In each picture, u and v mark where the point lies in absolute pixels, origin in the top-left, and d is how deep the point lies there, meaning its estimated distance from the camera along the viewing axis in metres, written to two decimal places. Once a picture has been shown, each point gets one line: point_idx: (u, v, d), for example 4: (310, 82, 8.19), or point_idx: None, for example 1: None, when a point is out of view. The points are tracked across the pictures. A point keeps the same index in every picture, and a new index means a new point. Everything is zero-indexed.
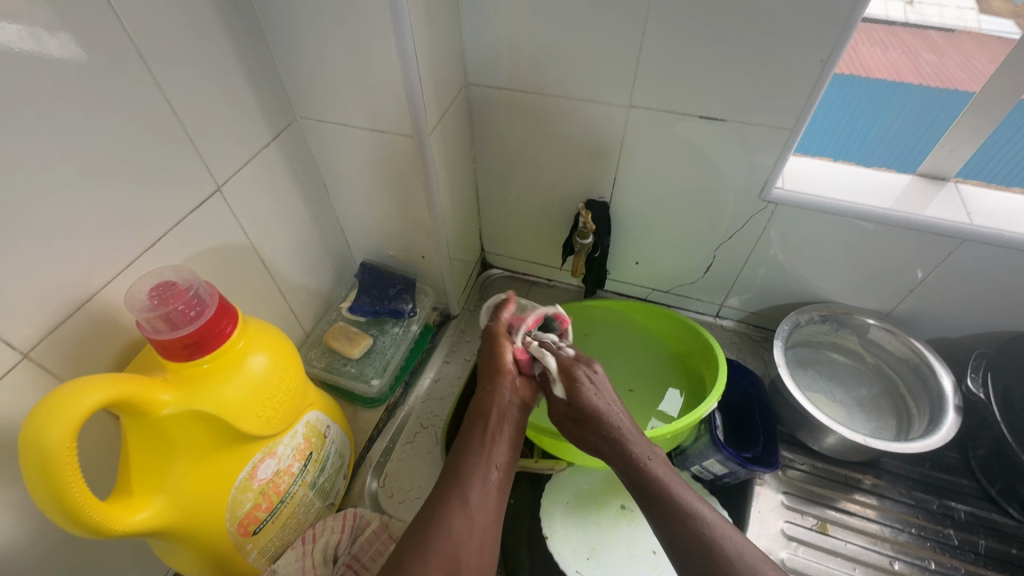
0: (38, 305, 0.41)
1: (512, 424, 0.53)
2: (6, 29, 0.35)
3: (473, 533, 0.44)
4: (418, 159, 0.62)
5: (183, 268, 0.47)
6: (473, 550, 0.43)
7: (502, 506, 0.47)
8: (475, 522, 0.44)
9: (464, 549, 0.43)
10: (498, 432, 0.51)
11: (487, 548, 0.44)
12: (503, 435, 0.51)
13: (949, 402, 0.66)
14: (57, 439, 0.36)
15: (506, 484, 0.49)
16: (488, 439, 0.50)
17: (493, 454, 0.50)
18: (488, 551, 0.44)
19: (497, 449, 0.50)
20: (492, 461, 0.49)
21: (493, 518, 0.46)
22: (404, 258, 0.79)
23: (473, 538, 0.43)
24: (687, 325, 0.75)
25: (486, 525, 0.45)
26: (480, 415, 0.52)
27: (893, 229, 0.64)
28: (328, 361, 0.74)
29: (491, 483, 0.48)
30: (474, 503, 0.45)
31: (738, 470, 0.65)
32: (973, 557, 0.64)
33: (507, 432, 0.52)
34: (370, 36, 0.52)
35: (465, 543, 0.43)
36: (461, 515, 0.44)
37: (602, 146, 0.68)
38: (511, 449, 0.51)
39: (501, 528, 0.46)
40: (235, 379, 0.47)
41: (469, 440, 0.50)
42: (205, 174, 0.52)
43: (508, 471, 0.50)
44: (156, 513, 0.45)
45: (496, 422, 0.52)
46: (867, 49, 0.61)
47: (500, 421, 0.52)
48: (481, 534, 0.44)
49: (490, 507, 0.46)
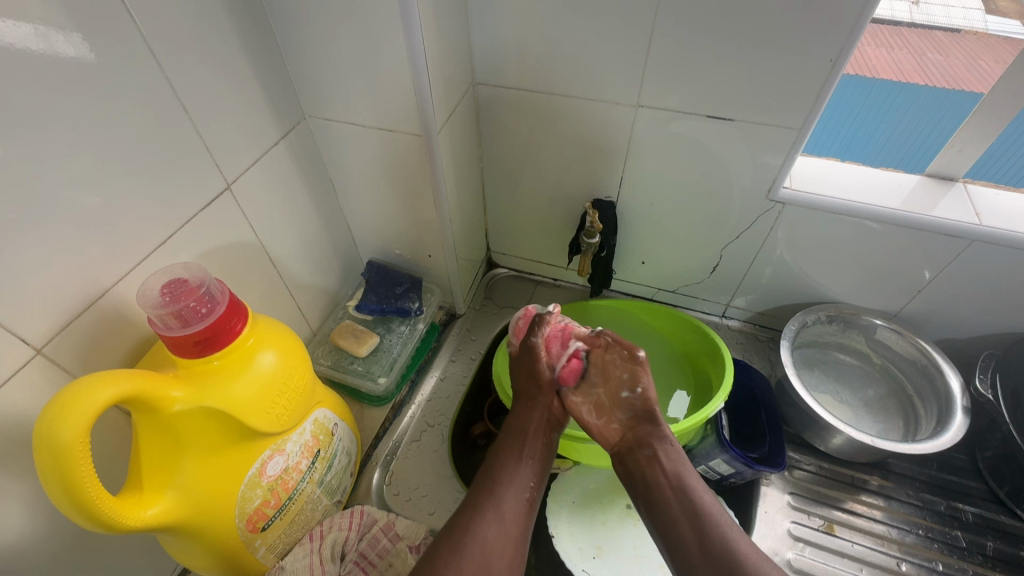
0: (51, 301, 0.41)
1: (546, 440, 0.55)
2: (19, 28, 0.35)
3: (506, 545, 0.47)
4: (425, 159, 0.62)
5: (193, 265, 0.48)
6: (504, 559, 0.46)
7: (530, 519, 0.50)
8: (507, 532, 0.48)
9: (496, 559, 0.46)
10: (533, 450, 0.54)
11: (516, 561, 0.47)
12: (536, 452, 0.54)
13: (958, 404, 0.66)
14: (71, 435, 0.36)
15: (537, 502, 0.52)
16: (522, 455, 0.53)
17: (527, 470, 0.52)
18: (517, 562, 0.47)
19: (529, 466, 0.53)
20: (526, 478, 0.52)
21: (521, 531, 0.49)
22: (410, 257, 0.79)
23: (505, 551, 0.47)
24: (694, 326, 0.75)
25: (515, 540, 0.48)
26: (517, 430, 0.55)
27: (902, 229, 0.64)
28: (335, 359, 0.74)
29: (523, 498, 0.50)
30: (507, 516, 0.48)
31: (744, 470, 0.65)
32: (981, 559, 0.64)
33: (541, 446, 0.54)
34: (379, 36, 0.52)
35: (497, 554, 0.46)
36: (494, 526, 0.47)
37: (609, 146, 0.68)
38: (543, 464, 0.54)
39: (528, 541, 0.49)
40: (246, 376, 0.47)
41: (506, 454, 0.53)
42: (214, 172, 0.53)
43: (539, 487, 0.53)
44: (166, 509, 0.45)
45: (533, 439, 0.54)
46: (872, 49, 0.62)
47: (536, 437, 0.55)
48: (511, 547, 0.47)
49: (521, 521, 0.49)
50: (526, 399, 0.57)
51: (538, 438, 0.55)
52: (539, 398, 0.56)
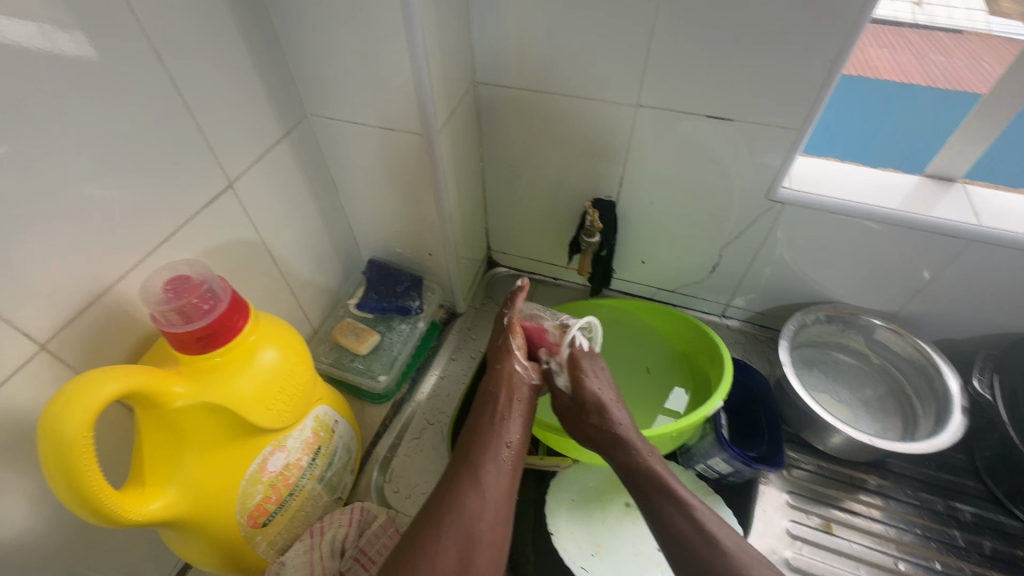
0: (57, 297, 0.42)
1: (524, 401, 0.57)
2: (23, 27, 0.36)
3: (485, 508, 0.48)
4: (426, 159, 0.63)
5: (196, 263, 0.48)
6: (486, 522, 0.48)
7: (514, 484, 0.52)
8: (486, 497, 0.49)
9: (476, 523, 0.47)
10: (507, 412, 0.55)
11: (500, 522, 0.48)
12: (515, 414, 0.55)
13: (956, 403, 0.66)
14: (75, 430, 0.37)
15: (519, 460, 0.53)
16: (497, 418, 0.55)
17: (504, 432, 0.54)
18: (502, 524, 0.48)
19: (506, 428, 0.54)
20: (504, 438, 0.53)
21: (503, 495, 0.50)
22: (411, 256, 0.79)
23: (486, 514, 0.48)
24: (694, 326, 0.75)
25: (498, 501, 0.49)
26: (490, 396, 0.56)
27: (902, 230, 0.64)
28: (335, 357, 0.75)
29: (502, 461, 0.52)
30: (486, 481, 0.50)
31: (742, 469, 0.65)
32: (979, 558, 0.64)
33: (520, 408, 0.56)
34: (383, 38, 0.52)
35: (477, 520, 0.48)
36: (473, 493, 0.49)
37: (609, 146, 0.69)
38: (523, 427, 0.55)
39: (513, 502, 0.51)
40: (247, 372, 0.48)
41: (480, 421, 0.55)
42: (217, 171, 0.53)
43: (520, 447, 0.54)
44: (168, 504, 0.46)
45: (506, 403, 0.55)
46: (875, 50, 0.64)
47: (510, 401, 0.56)
48: (491, 510, 0.48)
49: (501, 483, 0.50)
50: (498, 362, 0.59)
51: (515, 402, 0.56)
52: (507, 359, 0.58)
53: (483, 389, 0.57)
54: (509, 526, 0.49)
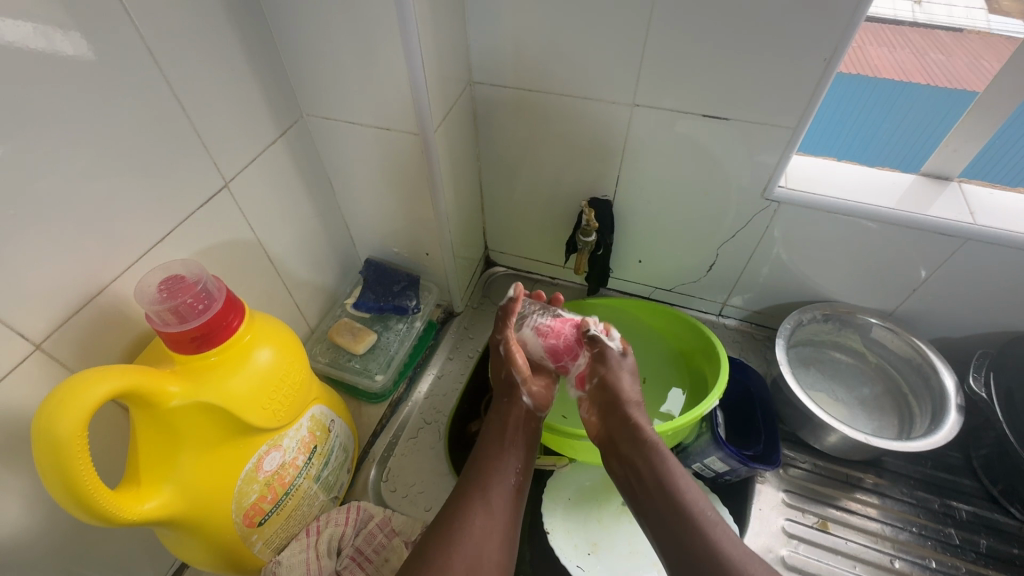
0: (52, 297, 0.42)
1: (527, 430, 0.58)
2: (18, 27, 0.36)
3: (492, 531, 0.48)
4: (422, 159, 0.63)
5: (190, 262, 0.48)
6: (494, 544, 0.48)
7: (519, 509, 0.52)
8: (493, 520, 0.49)
9: (484, 546, 0.47)
10: (513, 440, 0.56)
11: (505, 545, 0.48)
12: (519, 442, 0.56)
13: (952, 402, 0.66)
14: (69, 427, 0.37)
15: (524, 486, 0.54)
16: (504, 446, 0.55)
17: (511, 459, 0.54)
18: (507, 548, 0.48)
19: (512, 455, 0.55)
20: (510, 466, 0.54)
21: (508, 519, 0.50)
22: (408, 255, 0.79)
23: (493, 537, 0.48)
24: (690, 325, 0.76)
25: (505, 524, 0.49)
26: (497, 425, 0.57)
27: (897, 229, 0.64)
28: (333, 356, 0.75)
29: (507, 487, 0.52)
30: (494, 505, 0.50)
31: (738, 468, 0.65)
32: (974, 556, 0.64)
33: (522, 440, 0.56)
34: (379, 38, 0.52)
35: (484, 541, 0.47)
36: (481, 515, 0.49)
37: (605, 146, 0.69)
38: (526, 456, 0.56)
39: (518, 529, 0.51)
40: (242, 372, 0.48)
41: (488, 446, 0.55)
42: (213, 170, 0.53)
43: (525, 475, 0.55)
44: (164, 503, 0.46)
45: (512, 430, 0.57)
46: (874, 49, 0.62)
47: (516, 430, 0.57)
48: (499, 534, 0.48)
49: (507, 508, 0.51)
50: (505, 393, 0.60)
51: (518, 432, 0.57)
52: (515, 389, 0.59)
53: (488, 418, 0.59)
54: (516, 547, 0.49)
